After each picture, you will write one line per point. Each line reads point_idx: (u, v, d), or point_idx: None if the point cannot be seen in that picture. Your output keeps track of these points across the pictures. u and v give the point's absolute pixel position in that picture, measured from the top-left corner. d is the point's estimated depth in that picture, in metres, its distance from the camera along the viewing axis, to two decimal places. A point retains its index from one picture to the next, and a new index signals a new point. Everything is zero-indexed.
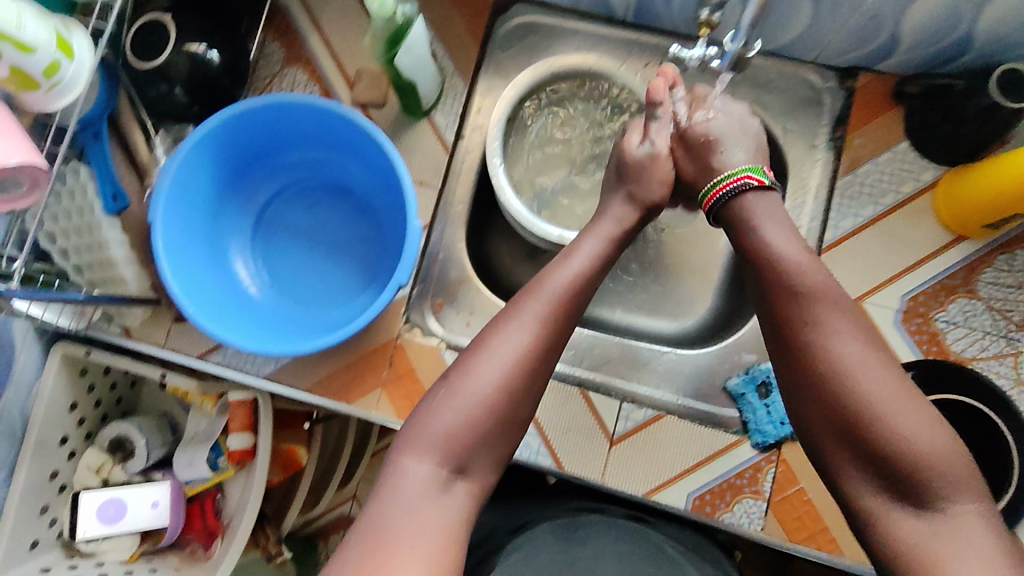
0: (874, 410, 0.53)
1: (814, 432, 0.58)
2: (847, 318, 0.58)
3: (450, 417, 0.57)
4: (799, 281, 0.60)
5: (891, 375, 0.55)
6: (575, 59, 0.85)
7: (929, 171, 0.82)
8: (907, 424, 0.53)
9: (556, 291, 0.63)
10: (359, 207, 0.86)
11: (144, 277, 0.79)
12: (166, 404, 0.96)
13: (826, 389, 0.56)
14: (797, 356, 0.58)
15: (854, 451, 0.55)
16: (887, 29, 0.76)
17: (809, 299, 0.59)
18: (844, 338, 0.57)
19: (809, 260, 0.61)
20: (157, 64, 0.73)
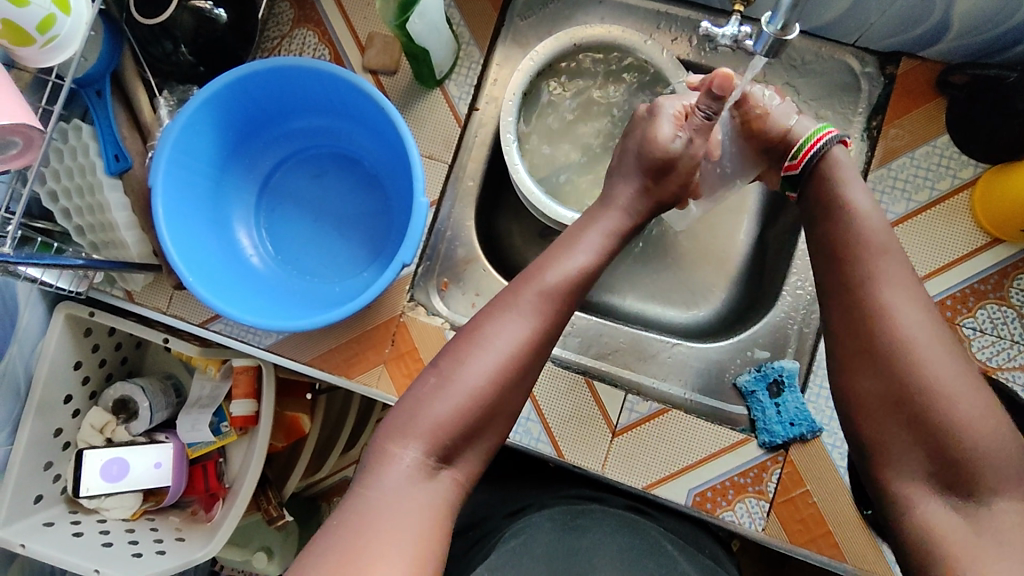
0: (935, 388, 0.51)
1: (863, 408, 0.55)
2: (914, 292, 0.56)
3: (440, 405, 0.55)
4: (872, 256, 0.57)
5: (954, 357, 0.53)
6: (597, 31, 0.80)
7: (969, 168, 0.77)
8: (967, 408, 0.50)
9: (559, 282, 0.61)
10: (366, 178, 0.83)
11: (146, 241, 0.76)
12: (171, 366, 0.96)
13: (884, 361, 0.54)
14: (858, 322, 0.56)
15: (905, 428, 0.52)
16: (936, 13, 0.70)
17: (877, 267, 0.57)
18: (915, 318, 0.54)
19: (882, 229, 0.59)
20: (162, 21, 0.71)
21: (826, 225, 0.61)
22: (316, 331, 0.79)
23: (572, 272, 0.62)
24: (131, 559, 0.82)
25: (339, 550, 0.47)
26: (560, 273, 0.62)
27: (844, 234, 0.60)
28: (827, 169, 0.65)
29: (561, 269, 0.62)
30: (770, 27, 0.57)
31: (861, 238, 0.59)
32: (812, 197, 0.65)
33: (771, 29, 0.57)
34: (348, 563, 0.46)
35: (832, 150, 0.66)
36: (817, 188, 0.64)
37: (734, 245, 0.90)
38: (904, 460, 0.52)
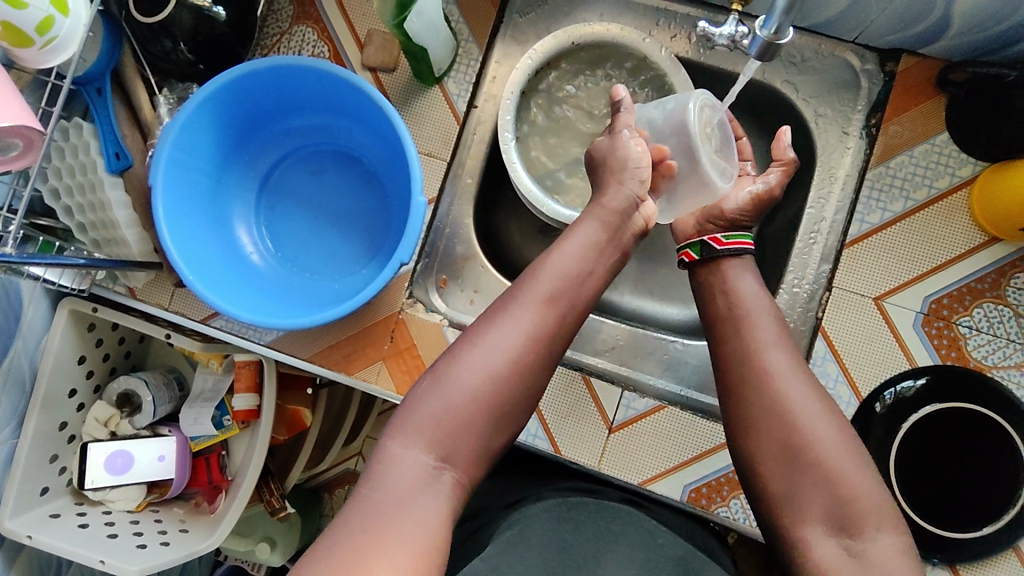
0: (818, 442, 0.57)
1: (762, 458, 0.59)
2: (794, 359, 0.62)
3: (437, 405, 0.56)
4: (749, 322, 0.64)
5: (829, 415, 0.59)
6: (596, 28, 0.80)
7: (968, 166, 0.77)
8: (843, 459, 0.56)
9: (553, 280, 0.63)
10: (365, 176, 0.83)
11: (147, 239, 0.77)
12: (174, 360, 0.97)
13: (772, 417, 0.59)
14: (753, 380, 0.61)
15: (796, 476, 0.56)
16: (937, 11, 0.70)
17: (756, 334, 0.63)
18: (790, 377, 0.60)
19: (761, 300, 0.66)
20: (161, 19, 0.71)
21: (710, 298, 0.68)
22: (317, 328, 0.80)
23: (569, 275, 0.63)
24: (137, 550, 0.84)
25: (343, 549, 0.47)
26: (551, 273, 0.63)
27: (733, 306, 0.66)
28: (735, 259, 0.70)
29: (550, 268, 0.63)
30: (764, 31, 0.57)
31: (743, 306, 0.66)
32: (704, 273, 0.71)
33: (765, 33, 0.57)
34: (351, 562, 0.46)
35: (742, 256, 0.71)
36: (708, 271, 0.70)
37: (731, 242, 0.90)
38: (803, 501, 0.55)
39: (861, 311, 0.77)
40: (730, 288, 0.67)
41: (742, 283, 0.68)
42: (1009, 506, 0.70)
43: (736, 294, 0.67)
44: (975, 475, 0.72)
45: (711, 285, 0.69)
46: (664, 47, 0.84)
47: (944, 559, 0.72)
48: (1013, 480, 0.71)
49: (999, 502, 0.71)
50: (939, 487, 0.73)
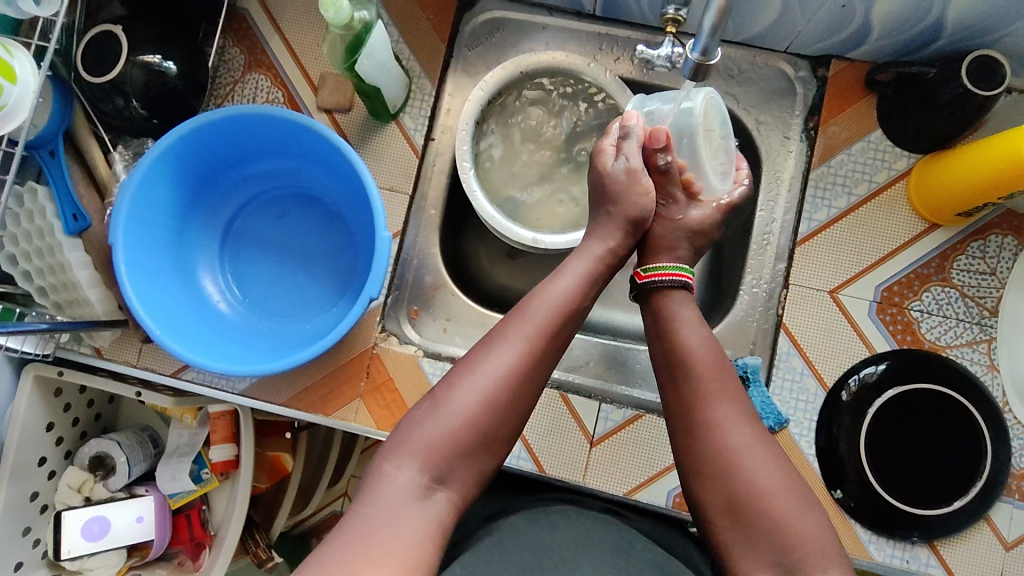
0: (765, 492, 0.55)
1: (710, 509, 0.58)
2: (741, 409, 0.60)
3: (432, 429, 0.56)
4: (695, 369, 0.62)
5: (776, 465, 0.57)
6: (541, 57, 0.83)
7: (903, 159, 0.82)
8: (789, 509, 0.54)
9: (553, 306, 0.62)
10: (329, 216, 0.84)
11: (110, 297, 0.76)
12: (147, 418, 0.94)
13: (718, 467, 0.58)
14: (700, 433, 0.60)
15: (743, 528, 0.55)
16: (858, 18, 0.75)
17: (702, 384, 0.62)
18: (737, 428, 0.59)
19: (705, 343, 0.64)
20: (112, 78, 0.72)
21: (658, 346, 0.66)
22: (291, 371, 0.80)
23: (557, 302, 0.63)
24: None
25: None
26: (548, 300, 0.63)
27: (674, 353, 0.64)
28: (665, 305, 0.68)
29: (547, 296, 0.63)
30: (692, 53, 0.59)
31: (685, 352, 0.64)
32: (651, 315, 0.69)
33: (694, 55, 0.59)
34: None
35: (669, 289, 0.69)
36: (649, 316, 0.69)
37: None
38: (753, 550, 0.54)
39: (818, 305, 0.80)
40: (670, 331, 0.65)
41: (682, 325, 0.65)
42: (974, 480, 0.74)
43: (676, 338, 0.65)
44: (938, 449, 0.76)
45: (656, 333, 0.67)
46: (609, 69, 0.87)
47: (924, 536, 0.74)
48: (974, 454, 0.75)
49: (966, 475, 0.75)
50: (910, 467, 0.76)
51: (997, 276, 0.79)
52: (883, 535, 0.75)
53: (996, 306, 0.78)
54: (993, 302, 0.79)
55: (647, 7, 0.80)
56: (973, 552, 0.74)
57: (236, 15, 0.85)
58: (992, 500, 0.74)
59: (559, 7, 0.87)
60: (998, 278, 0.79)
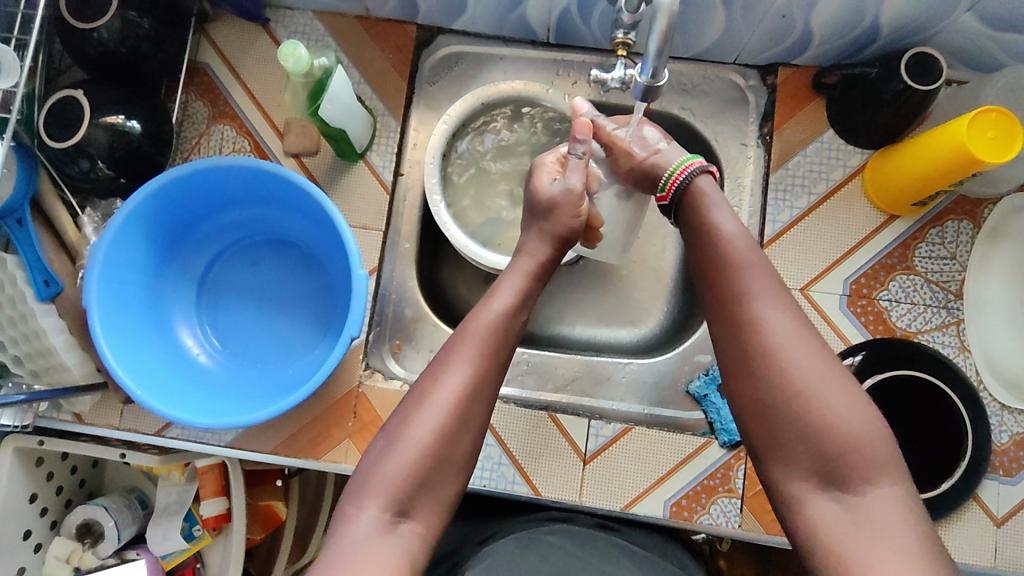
0: (807, 390, 0.53)
1: (748, 415, 0.56)
2: (786, 303, 0.57)
3: (393, 463, 0.55)
4: (735, 266, 0.59)
5: (821, 361, 0.54)
6: (501, 87, 0.84)
7: (856, 156, 0.85)
8: (835, 409, 0.52)
9: (492, 319, 0.63)
10: (304, 259, 0.84)
11: (88, 360, 0.75)
12: (133, 478, 0.92)
13: (755, 367, 0.56)
14: (738, 329, 0.57)
15: (780, 429, 0.54)
16: (799, 26, 0.78)
17: (747, 283, 0.58)
18: (781, 321, 0.56)
19: (745, 242, 0.61)
20: (75, 142, 0.72)
21: (697, 245, 0.63)
22: (274, 420, 0.79)
23: (498, 317, 0.63)
24: None
25: None
26: (488, 318, 0.63)
27: (712, 249, 0.61)
28: (695, 201, 0.66)
29: (487, 316, 0.63)
30: (641, 77, 0.58)
31: (725, 248, 0.61)
32: (688, 220, 0.66)
33: (643, 79, 0.58)
34: None
35: (694, 181, 0.67)
36: (685, 216, 0.67)
37: (666, 259, 0.94)
38: (789, 453, 0.53)
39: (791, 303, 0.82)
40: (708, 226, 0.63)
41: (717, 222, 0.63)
42: (958, 461, 0.76)
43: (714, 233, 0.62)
44: (922, 434, 0.78)
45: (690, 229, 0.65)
46: (567, 93, 0.90)
47: None
48: (956, 434, 0.77)
49: (950, 456, 0.77)
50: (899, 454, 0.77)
51: (958, 259, 0.82)
52: None
53: (960, 289, 0.81)
54: (957, 286, 0.81)
55: (598, 30, 0.83)
56: (967, 533, 0.76)
57: (197, 69, 0.86)
58: (977, 478, 0.76)
59: (513, 37, 0.89)
60: (959, 261, 0.82)
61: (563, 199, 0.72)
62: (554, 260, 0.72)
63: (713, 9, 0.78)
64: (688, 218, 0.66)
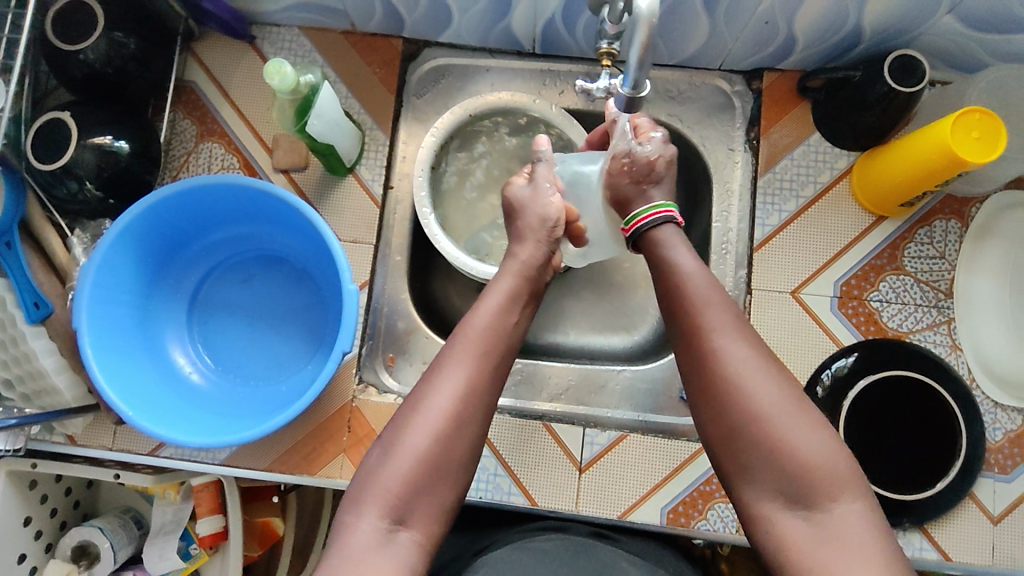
0: (766, 414, 0.53)
1: (712, 441, 0.56)
2: (739, 326, 0.57)
3: (389, 471, 0.55)
4: (690, 292, 0.59)
5: (778, 383, 0.55)
6: (488, 99, 0.85)
7: (843, 158, 0.85)
8: (794, 432, 0.52)
9: (479, 329, 0.63)
10: (295, 275, 0.84)
11: (79, 382, 0.75)
12: (129, 498, 0.92)
13: (715, 393, 0.56)
14: (696, 356, 0.57)
15: (743, 454, 0.54)
16: (782, 31, 0.79)
17: (700, 309, 0.58)
18: (735, 346, 0.56)
19: (698, 266, 0.61)
20: (62, 164, 0.72)
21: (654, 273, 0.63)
22: (269, 436, 0.79)
23: (490, 327, 0.63)
24: None
25: None
26: (477, 327, 0.63)
27: (668, 275, 0.62)
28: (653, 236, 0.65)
29: (473, 325, 0.63)
30: (623, 88, 0.60)
31: (679, 274, 0.61)
32: (648, 249, 0.66)
33: (624, 90, 0.60)
34: None
35: (655, 230, 0.65)
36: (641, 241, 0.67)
37: None
38: (753, 478, 0.53)
39: (782, 306, 0.83)
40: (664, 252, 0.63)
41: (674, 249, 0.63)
42: (953, 459, 0.77)
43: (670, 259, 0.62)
44: (917, 435, 0.78)
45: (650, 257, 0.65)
46: (554, 103, 0.90)
47: (914, 521, 0.76)
48: (950, 433, 0.77)
49: (945, 455, 0.77)
50: (895, 456, 0.77)
51: (947, 258, 0.82)
52: None
53: (950, 287, 0.82)
54: (947, 285, 0.82)
55: (583, 40, 0.84)
56: (964, 531, 0.76)
57: (184, 87, 0.87)
58: (972, 477, 0.76)
59: (500, 49, 0.90)
60: (948, 260, 0.82)
61: (532, 201, 0.75)
62: (545, 270, 0.72)
63: (697, 17, 0.78)
64: (645, 243, 0.66)
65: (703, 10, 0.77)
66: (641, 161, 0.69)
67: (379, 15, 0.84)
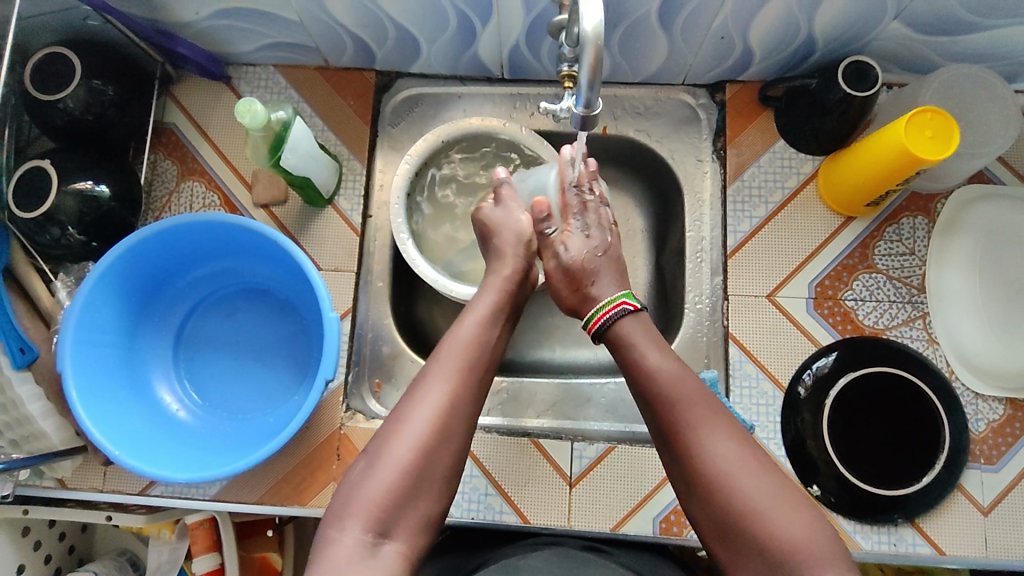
0: (757, 506, 0.53)
1: (713, 540, 0.56)
2: (719, 420, 0.58)
3: (373, 483, 0.55)
4: (666, 390, 0.60)
5: (763, 474, 0.55)
6: (459, 125, 0.87)
7: (808, 163, 0.87)
8: (786, 522, 0.53)
9: (459, 346, 0.64)
10: (279, 307, 0.85)
11: (67, 425, 0.76)
12: (124, 540, 0.92)
13: (708, 489, 0.56)
14: (682, 452, 0.58)
15: (743, 550, 0.53)
16: (739, 44, 0.81)
17: (677, 407, 0.59)
18: (717, 440, 0.57)
19: (672, 365, 0.62)
20: (44, 212, 0.73)
21: (628, 377, 0.64)
22: (260, 467, 0.79)
23: (467, 349, 0.64)
24: None
25: None
26: (458, 346, 0.64)
27: (642, 376, 0.62)
28: (622, 338, 0.67)
29: (456, 343, 0.64)
30: (577, 108, 0.61)
31: (652, 373, 0.62)
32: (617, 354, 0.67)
33: (578, 109, 0.61)
34: None
35: (618, 323, 0.68)
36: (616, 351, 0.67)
37: (637, 277, 0.96)
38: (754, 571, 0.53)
39: (760, 310, 0.84)
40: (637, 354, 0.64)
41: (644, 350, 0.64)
42: (938, 453, 0.77)
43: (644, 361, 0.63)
44: (901, 432, 0.78)
45: (621, 360, 0.66)
46: (526, 125, 0.92)
47: (904, 516, 0.76)
48: (935, 428, 0.78)
49: (931, 450, 0.77)
50: (880, 453, 0.78)
51: (917, 254, 0.84)
52: (867, 525, 0.77)
53: (922, 283, 0.83)
54: (919, 280, 0.83)
55: (549, 63, 0.86)
56: (955, 524, 0.77)
57: (164, 129, 0.89)
58: (958, 469, 0.77)
59: (470, 76, 0.92)
60: (918, 256, 0.84)
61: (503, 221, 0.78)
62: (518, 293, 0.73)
63: (655, 36, 0.81)
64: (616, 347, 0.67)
65: (660, 29, 0.79)
66: (574, 267, 0.75)
67: (350, 50, 0.87)
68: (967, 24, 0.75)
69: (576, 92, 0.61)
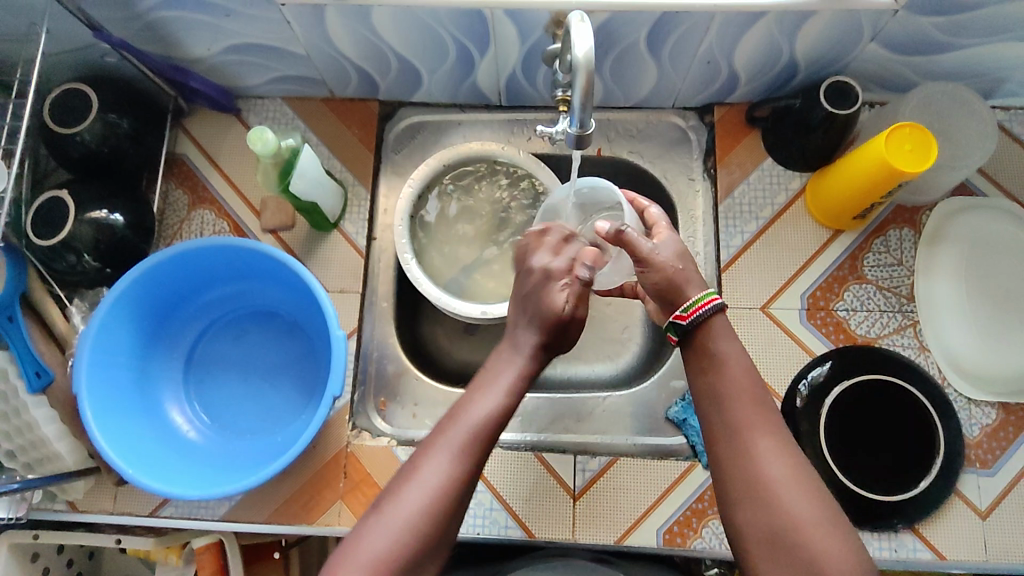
0: (801, 523, 0.54)
1: (750, 542, 0.56)
2: (777, 437, 0.59)
3: (385, 533, 0.55)
4: (732, 398, 0.60)
5: (805, 491, 0.56)
6: (459, 150, 0.91)
7: (796, 179, 0.91)
8: (825, 540, 0.53)
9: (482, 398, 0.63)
10: (287, 329, 0.87)
11: (80, 446, 0.78)
12: (131, 566, 0.93)
13: (756, 495, 0.56)
14: (738, 456, 0.58)
15: (780, 558, 0.54)
16: (724, 68, 0.85)
17: (742, 418, 0.59)
18: (770, 458, 0.57)
19: (745, 372, 0.61)
20: (61, 240, 0.76)
21: (697, 371, 0.63)
22: (268, 486, 0.81)
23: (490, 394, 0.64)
24: None
25: None
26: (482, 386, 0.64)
27: (713, 373, 0.62)
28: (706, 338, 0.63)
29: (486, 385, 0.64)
30: (571, 128, 0.63)
31: (722, 375, 0.61)
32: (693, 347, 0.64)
33: (572, 130, 0.64)
34: None
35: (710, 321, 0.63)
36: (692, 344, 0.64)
37: None
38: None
39: (754, 321, 0.86)
40: (714, 352, 0.62)
41: (715, 347, 0.62)
42: (932, 458, 0.79)
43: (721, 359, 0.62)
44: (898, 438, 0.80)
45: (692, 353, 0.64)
46: (523, 148, 0.96)
47: (905, 522, 0.77)
48: (927, 433, 0.80)
49: (926, 456, 0.79)
50: (876, 459, 0.79)
51: (905, 265, 0.87)
52: (868, 532, 0.78)
53: (911, 292, 0.86)
54: (907, 289, 0.86)
55: (544, 90, 0.90)
56: (954, 529, 0.78)
57: (175, 159, 0.92)
58: (954, 474, 0.79)
59: (469, 103, 0.96)
60: (906, 266, 0.87)
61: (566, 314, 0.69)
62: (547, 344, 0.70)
63: (644, 62, 0.85)
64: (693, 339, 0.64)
65: (649, 55, 0.83)
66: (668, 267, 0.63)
67: (354, 81, 0.91)
68: (939, 44, 0.79)
69: (569, 114, 0.64)
